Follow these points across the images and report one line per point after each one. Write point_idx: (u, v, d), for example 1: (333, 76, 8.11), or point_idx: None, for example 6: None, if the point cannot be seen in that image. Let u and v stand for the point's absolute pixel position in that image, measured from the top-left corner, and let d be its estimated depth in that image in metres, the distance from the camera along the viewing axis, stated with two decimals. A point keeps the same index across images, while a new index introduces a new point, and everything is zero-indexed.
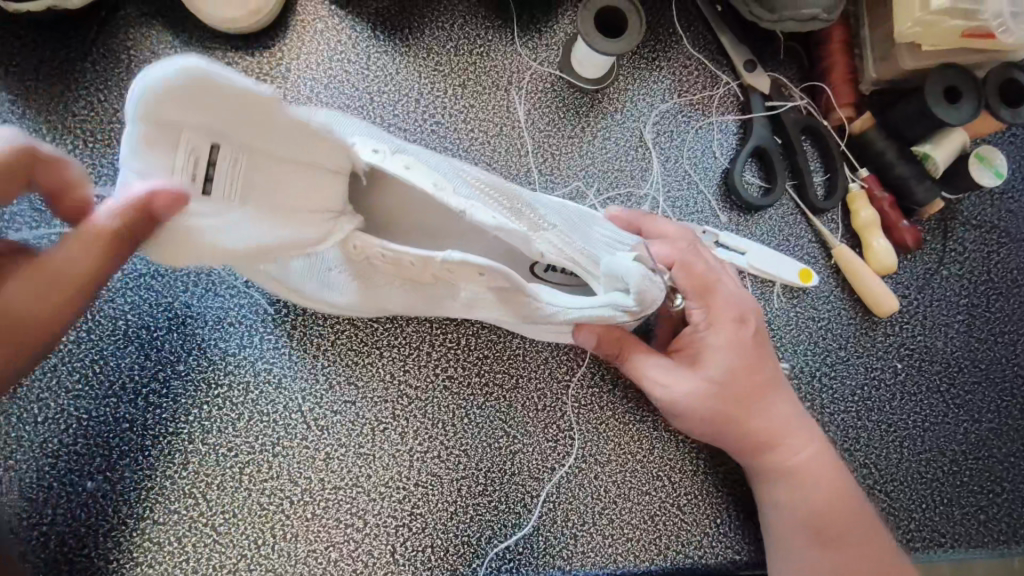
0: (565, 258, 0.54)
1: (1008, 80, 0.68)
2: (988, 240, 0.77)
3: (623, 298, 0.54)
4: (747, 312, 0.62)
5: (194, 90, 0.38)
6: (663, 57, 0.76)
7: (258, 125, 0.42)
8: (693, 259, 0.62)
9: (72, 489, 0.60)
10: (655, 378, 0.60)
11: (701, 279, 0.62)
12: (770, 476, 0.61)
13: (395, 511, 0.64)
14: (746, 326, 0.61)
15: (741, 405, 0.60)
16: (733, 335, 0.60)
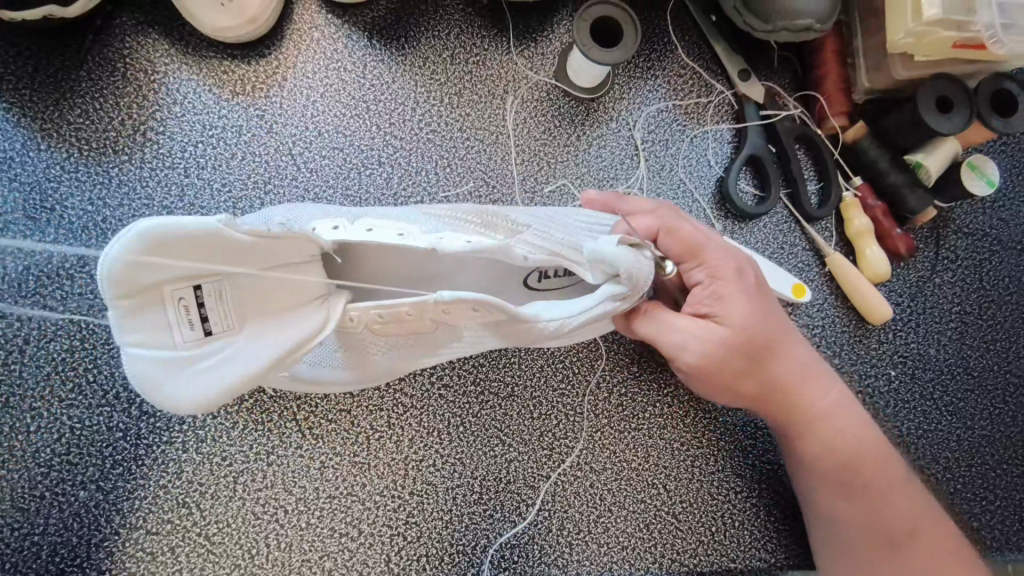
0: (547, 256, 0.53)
1: (1000, 90, 0.69)
2: (980, 249, 0.78)
3: (612, 287, 0.53)
4: (742, 263, 0.59)
5: (156, 247, 0.42)
6: (658, 66, 0.76)
7: (205, 255, 0.45)
8: (678, 224, 0.60)
9: (64, 499, 0.60)
10: (672, 340, 0.57)
11: (691, 241, 0.59)
12: (793, 427, 0.61)
13: (390, 520, 0.64)
14: (745, 277, 0.59)
15: (760, 363, 0.58)
16: (741, 291, 0.58)
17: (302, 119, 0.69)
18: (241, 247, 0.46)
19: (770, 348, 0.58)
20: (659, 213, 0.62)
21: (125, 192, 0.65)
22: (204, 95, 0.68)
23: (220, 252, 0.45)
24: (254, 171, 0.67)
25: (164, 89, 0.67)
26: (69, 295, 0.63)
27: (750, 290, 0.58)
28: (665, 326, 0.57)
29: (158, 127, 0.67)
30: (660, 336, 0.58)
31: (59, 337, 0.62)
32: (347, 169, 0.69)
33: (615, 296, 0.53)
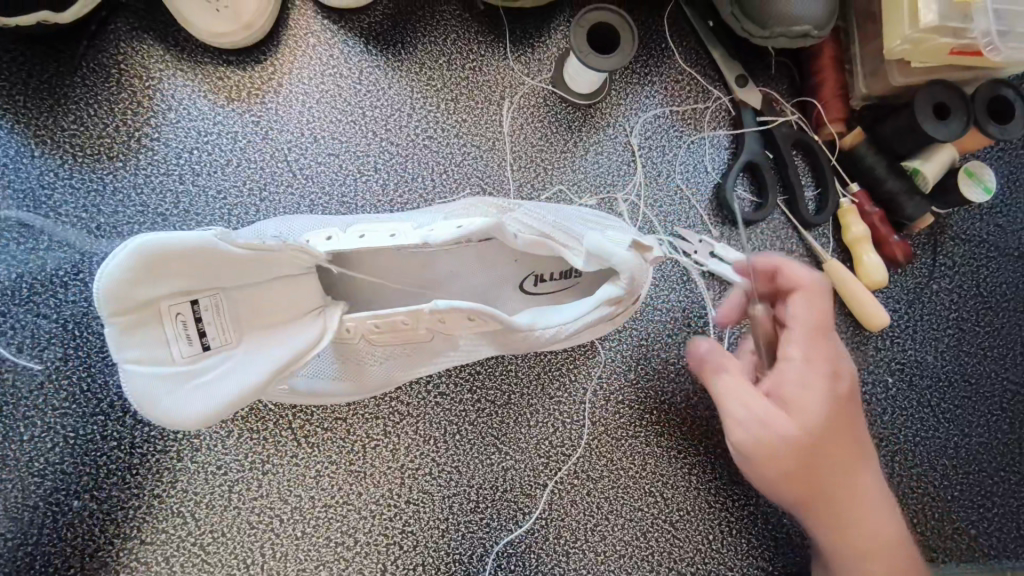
0: (534, 237, 0.52)
1: (997, 97, 0.69)
2: (977, 255, 0.78)
3: (608, 288, 0.53)
4: (844, 369, 0.56)
5: (148, 266, 0.43)
6: (655, 72, 0.76)
7: (199, 268, 0.45)
8: (804, 300, 0.57)
9: (58, 509, 0.60)
10: (733, 416, 0.56)
11: (817, 322, 0.56)
12: (837, 550, 0.57)
13: (386, 529, 0.64)
14: (841, 381, 0.56)
15: (821, 466, 0.55)
16: (829, 392, 0.54)
17: (298, 126, 0.69)
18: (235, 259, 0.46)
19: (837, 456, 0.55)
20: (812, 294, 0.57)
21: (119, 199, 0.65)
22: (199, 101, 0.67)
23: (213, 265, 0.46)
24: (250, 177, 0.67)
25: (159, 95, 0.67)
26: (63, 302, 0.63)
27: (839, 397, 0.55)
28: (733, 399, 0.56)
29: (153, 134, 0.66)
30: (726, 401, 0.57)
31: (52, 346, 0.62)
32: (344, 175, 0.69)
33: (610, 299, 0.53)
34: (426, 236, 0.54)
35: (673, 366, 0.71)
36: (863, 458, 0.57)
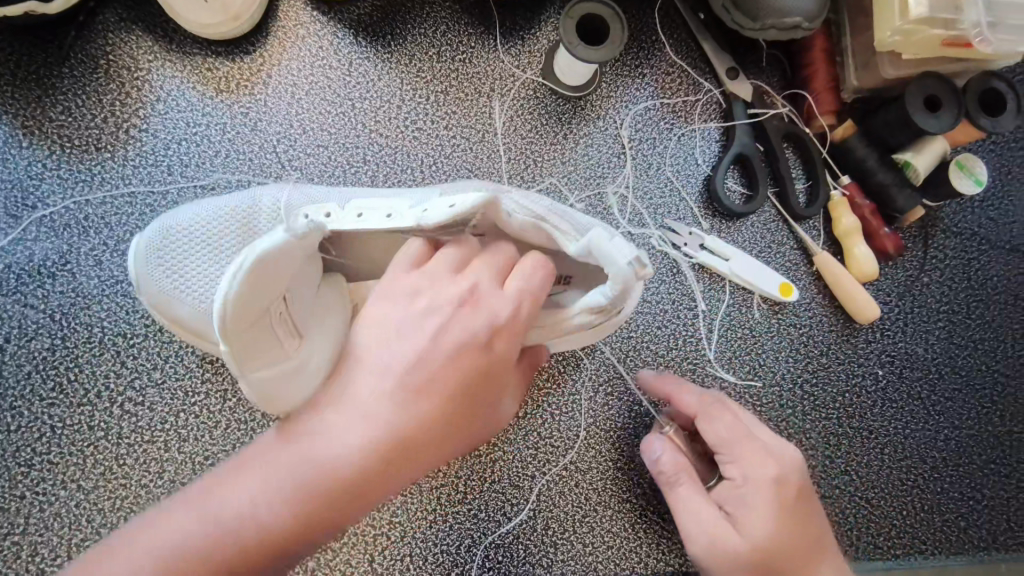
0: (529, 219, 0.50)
1: (988, 89, 0.69)
2: (968, 247, 0.78)
3: (594, 295, 0.49)
4: (786, 472, 0.58)
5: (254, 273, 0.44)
6: (646, 64, 0.76)
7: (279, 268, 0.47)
8: (715, 413, 0.61)
9: (45, 498, 0.60)
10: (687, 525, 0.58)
11: (731, 436, 0.59)
12: None
13: (374, 520, 0.64)
14: (785, 487, 0.57)
15: (788, 572, 0.55)
16: (772, 500, 0.56)
17: (286, 117, 0.69)
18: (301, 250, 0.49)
19: (802, 558, 0.56)
20: (719, 408, 0.61)
21: (106, 189, 0.65)
22: (188, 92, 0.67)
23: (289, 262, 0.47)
24: (238, 169, 0.67)
25: (147, 87, 0.67)
26: (50, 294, 0.63)
27: (787, 503, 0.56)
28: (683, 510, 0.59)
29: (141, 125, 0.66)
30: (682, 513, 0.59)
31: (39, 337, 0.62)
32: (333, 167, 0.68)
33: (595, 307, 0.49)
34: (419, 217, 0.52)
35: (662, 358, 0.71)
36: (821, 558, 0.57)
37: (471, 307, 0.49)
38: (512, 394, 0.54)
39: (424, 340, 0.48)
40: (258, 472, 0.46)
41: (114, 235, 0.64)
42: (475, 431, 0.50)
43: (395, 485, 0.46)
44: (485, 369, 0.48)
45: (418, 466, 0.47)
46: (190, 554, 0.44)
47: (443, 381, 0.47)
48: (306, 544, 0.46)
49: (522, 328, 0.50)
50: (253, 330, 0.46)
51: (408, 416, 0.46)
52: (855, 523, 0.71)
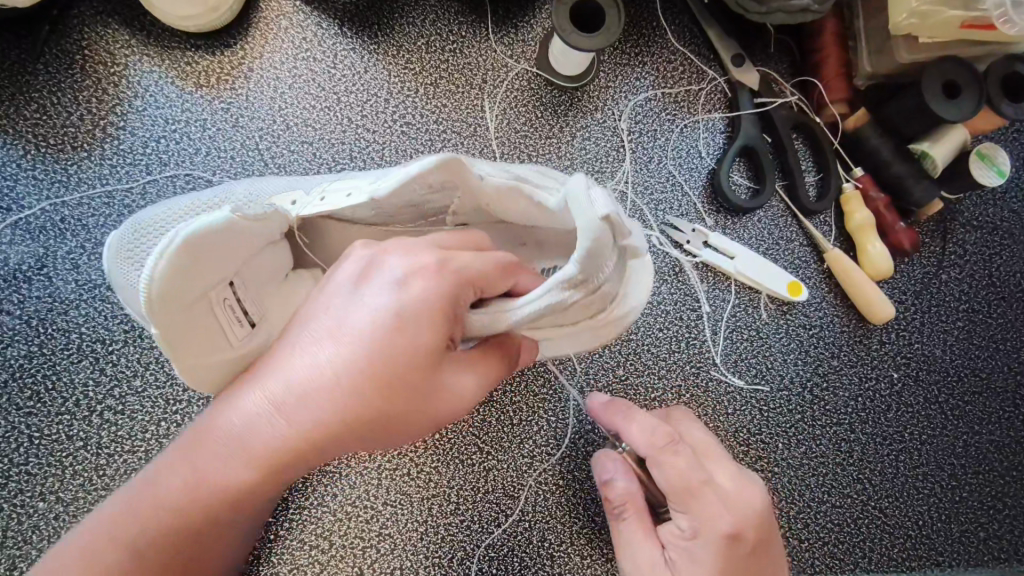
0: (505, 182, 0.49)
1: (1012, 74, 0.64)
2: (989, 243, 0.74)
3: (566, 266, 0.43)
4: (742, 522, 0.54)
5: (187, 256, 0.43)
6: (646, 53, 0.72)
7: (210, 253, 0.45)
8: (671, 460, 0.55)
9: (24, 511, 0.58)
10: (634, 561, 0.57)
11: (687, 485, 0.54)
12: None
13: (362, 532, 0.61)
14: (740, 538, 0.54)
15: None
16: (722, 554, 0.53)
17: (270, 112, 0.66)
18: (243, 235, 0.47)
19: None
20: (676, 446, 0.56)
21: (83, 190, 0.62)
22: (166, 88, 0.65)
23: (226, 244, 0.46)
24: (221, 167, 0.64)
25: (125, 82, 0.64)
26: (27, 298, 0.61)
27: (738, 555, 0.54)
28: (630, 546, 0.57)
29: (119, 122, 0.64)
30: (628, 547, 0.58)
31: (15, 343, 0.60)
32: (317, 165, 0.66)
33: (562, 282, 0.43)
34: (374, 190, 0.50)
35: (663, 362, 0.67)
36: None
37: (395, 266, 0.45)
38: (466, 365, 0.47)
39: (343, 305, 0.45)
40: (185, 443, 0.48)
41: (92, 238, 0.62)
42: (400, 411, 0.44)
43: (304, 459, 0.44)
44: (403, 332, 0.43)
45: (326, 442, 0.44)
46: (127, 517, 0.47)
47: (351, 348, 0.43)
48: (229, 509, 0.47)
49: (453, 287, 0.45)
50: (186, 313, 0.46)
51: (317, 387, 0.43)
52: (868, 534, 0.68)
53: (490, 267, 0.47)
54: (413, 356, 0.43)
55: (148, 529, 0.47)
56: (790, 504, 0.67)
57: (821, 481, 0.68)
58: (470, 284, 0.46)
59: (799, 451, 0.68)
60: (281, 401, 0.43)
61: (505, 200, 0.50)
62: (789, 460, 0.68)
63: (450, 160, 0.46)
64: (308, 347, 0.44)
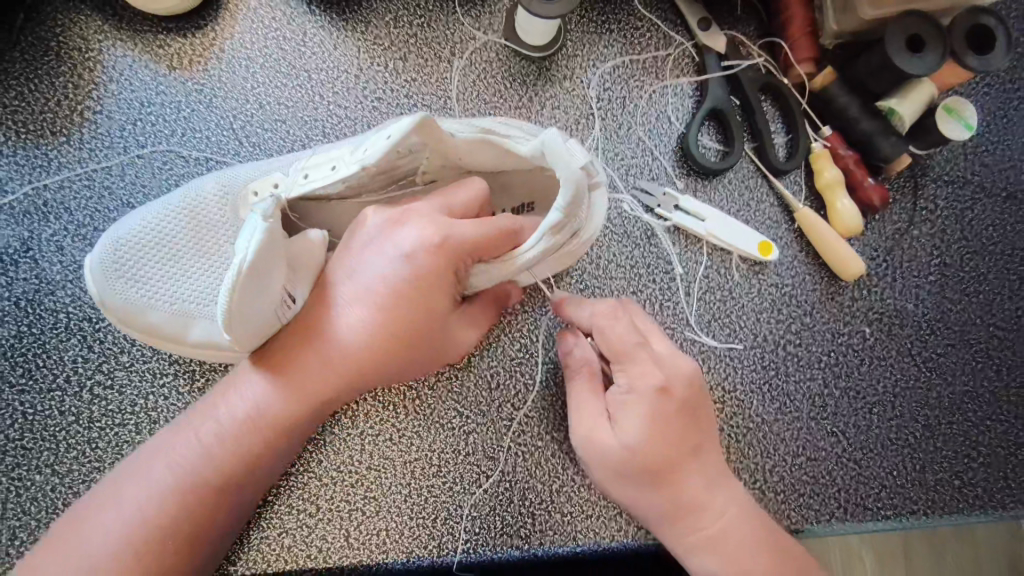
0: (475, 135, 0.52)
1: (975, 25, 0.64)
2: (959, 197, 0.74)
3: (549, 214, 0.48)
4: (671, 380, 0.56)
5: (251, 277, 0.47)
6: (613, 20, 0.73)
7: (262, 265, 0.48)
8: (609, 327, 0.58)
9: (21, 483, 0.60)
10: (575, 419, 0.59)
11: (618, 346, 0.57)
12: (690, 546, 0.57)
13: (347, 495, 0.64)
14: (669, 396, 0.56)
15: (665, 470, 0.56)
16: (653, 409, 0.55)
17: (242, 91, 0.67)
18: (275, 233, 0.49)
19: (677, 459, 0.56)
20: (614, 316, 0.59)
21: (65, 174, 0.64)
22: (141, 71, 0.66)
23: (268, 248, 0.48)
24: (196, 147, 0.66)
25: (100, 67, 0.66)
26: (15, 280, 0.63)
27: (667, 412, 0.56)
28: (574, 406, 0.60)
29: (96, 107, 0.65)
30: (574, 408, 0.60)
31: (5, 324, 0.62)
32: (291, 142, 0.67)
33: (551, 225, 0.48)
34: (362, 161, 0.52)
35: None
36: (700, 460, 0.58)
37: (406, 241, 0.52)
38: (473, 323, 0.58)
39: (367, 276, 0.53)
40: (229, 392, 0.55)
41: (74, 220, 0.64)
42: (425, 358, 0.56)
43: (353, 396, 0.56)
44: (428, 299, 0.52)
45: (372, 384, 0.55)
46: (177, 463, 0.53)
47: (387, 315, 0.52)
48: (282, 446, 0.55)
49: (461, 257, 0.51)
50: (253, 322, 0.50)
51: (358, 344, 0.53)
52: (843, 485, 0.70)
53: (494, 235, 0.51)
54: (431, 319, 0.53)
55: (197, 468, 0.53)
56: (765, 459, 0.69)
57: (796, 435, 0.70)
58: (472, 254, 0.51)
59: (773, 407, 0.70)
60: (326, 356, 0.53)
61: (475, 151, 0.53)
62: (763, 416, 0.70)
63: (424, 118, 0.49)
64: (347, 311, 0.53)
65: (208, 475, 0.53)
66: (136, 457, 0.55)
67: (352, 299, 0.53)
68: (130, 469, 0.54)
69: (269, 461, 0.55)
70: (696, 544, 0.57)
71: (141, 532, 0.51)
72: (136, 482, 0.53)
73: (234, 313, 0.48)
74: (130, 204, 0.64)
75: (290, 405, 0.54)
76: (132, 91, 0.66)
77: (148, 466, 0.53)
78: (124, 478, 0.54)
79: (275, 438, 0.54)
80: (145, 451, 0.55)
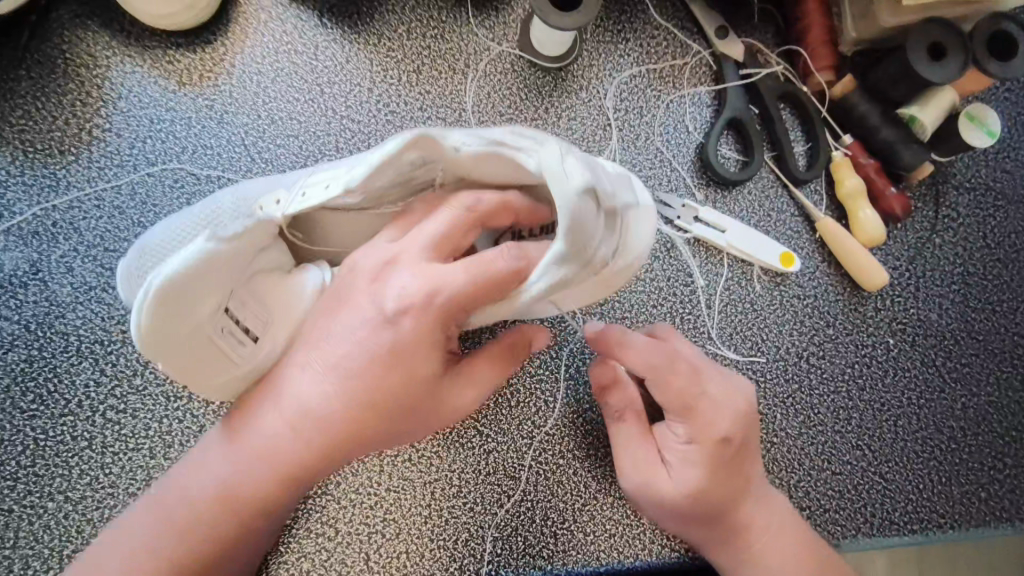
0: (484, 146, 0.46)
1: (997, 32, 0.63)
2: (981, 204, 0.73)
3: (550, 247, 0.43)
4: (732, 429, 0.57)
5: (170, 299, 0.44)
6: (629, 29, 0.72)
7: (195, 287, 0.45)
8: (671, 377, 0.57)
9: (34, 511, 0.59)
10: (625, 460, 0.60)
11: (684, 398, 0.57)
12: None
13: (367, 518, 0.62)
14: (728, 444, 0.57)
15: (720, 512, 0.58)
16: (712, 458, 0.57)
17: (254, 107, 0.66)
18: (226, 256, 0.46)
19: (730, 502, 0.58)
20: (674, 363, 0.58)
21: (74, 193, 0.63)
22: (150, 87, 0.65)
23: (209, 271, 0.45)
24: (208, 165, 0.64)
25: (109, 84, 0.65)
26: (24, 303, 0.61)
27: (724, 458, 0.57)
28: (623, 447, 0.61)
29: (105, 124, 0.64)
30: (622, 448, 0.61)
31: (15, 348, 0.61)
32: (304, 157, 0.66)
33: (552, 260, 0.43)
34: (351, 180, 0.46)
35: None
36: (754, 501, 0.59)
37: (387, 296, 0.48)
38: (466, 383, 0.53)
39: (345, 334, 0.49)
40: (208, 453, 0.52)
41: (84, 240, 0.62)
42: (407, 425, 0.52)
43: (329, 468, 0.51)
44: (411, 360, 0.48)
45: (350, 451, 0.51)
46: (163, 530, 0.50)
47: (366, 377, 0.48)
48: (264, 516, 0.52)
49: (445, 313, 0.47)
50: (186, 346, 0.47)
51: (333, 409, 0.49)
52: (869, 499, 0.68)
53: (485, 279, 0.45)
54: (414, 381, 0.49)
55: (182, 535, 0.50)
56: (790, 474, 0.68)
57: (821, 449, 0.69)
58: (460, 306, 0.47)
59: (797, 420, 0.69)
60: (300, 422, 0.49)
61: (487, 165, 0.47)
62: (787, 430, 0.68)
63: (420, 135, 0.43)
64: (320, 372, 0.49)
65: (193, 543, 0.50)
66: (123, 522, 0.51)
67: (331, 357, 0.49)
68: (115, 536, 0.51)
69: (250, 532, 0.52)
70: (745, 567, 0.58)
71: None
72: (123, 551, 0.50)
73: (152, 336, 0.45)
74: (141, 223, 0.63)
75: (264, 474, 0.50)
76: (142, 108, 0.65)
77: (134, 533, 0.50)
78: (112, 545, 0.50)
79: (253, 509, 0.51)
80: (131, 515, 0.51)
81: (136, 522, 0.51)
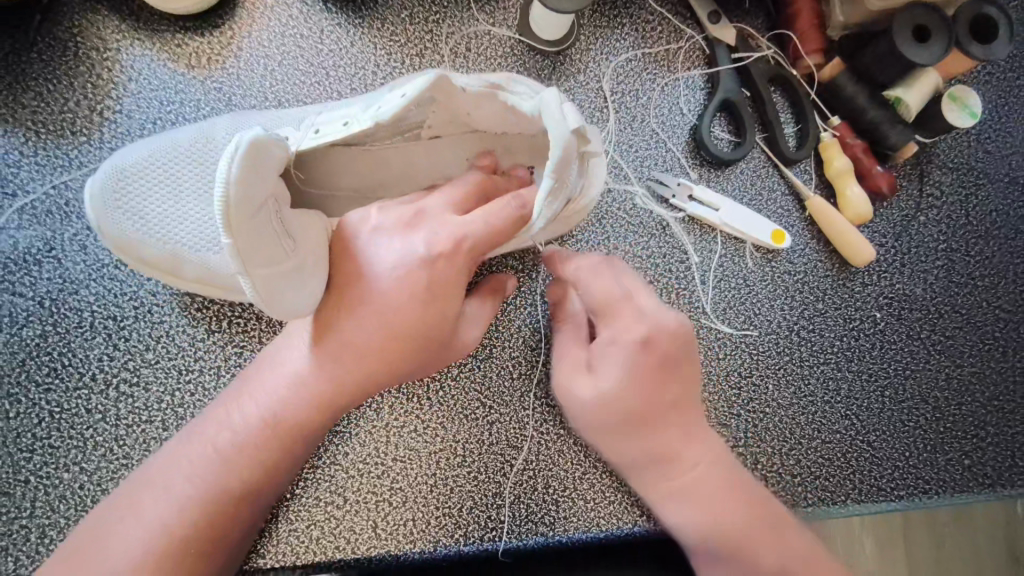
0: (485, 88, 0.52)
1: (979, 16, 0.66)
2: (964, 183, 0.76)
3: (544, 181, 0.47)
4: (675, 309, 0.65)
5: (254, 166, 0.45)
6: (625, 14, 0.74)
7: (265, 166, 0.46)
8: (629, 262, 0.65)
9: (49, 482, 0.60)
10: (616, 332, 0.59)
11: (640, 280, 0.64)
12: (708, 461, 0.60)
13: (374, 487, 0.64)
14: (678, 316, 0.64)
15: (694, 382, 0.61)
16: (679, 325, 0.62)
17: (261, 89, 0.68)
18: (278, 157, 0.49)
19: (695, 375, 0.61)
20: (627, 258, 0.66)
21: (85, 173, 0.64)
22: (159, 70, 0.67)
23: (271, 158, 0.47)
24: None
25: (118, 67, 0.66)
26: (38, 280, 0.63)
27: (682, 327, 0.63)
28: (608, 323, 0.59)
29: (115, 106, 0.66)
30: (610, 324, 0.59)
31: (29, 324, 0.62)
32: None
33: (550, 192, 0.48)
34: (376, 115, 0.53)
35: None
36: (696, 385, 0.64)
37: (417, 240, 0.53)
38: (476, 322, 0.61)
39: (379, 274, 0.54)
40: (243, 395, 0.56)
41: None
42: (432, 359, 0.57)
43: (359, 398, 0.56)
44: (437, 295, 0.53)
45: (381, 381, 0.55)
46: (196, 467, 0.53)
47: (399, 313, 0.53)
48: (295, 447, 0.56)
49: (469, 257, 0.53)
50: (259, 228, 0.45)
51: (371, 340, 0.54)
52: (857, 466, 0.71)
53: (495, 223, 0.52)
54: (441, 315, 0.54)
55: (218, 468, 0.53)
56: (781, 442, 0.70)
57: (811, 419, 0.71)
58: (483, 248, 0.54)
59: (788, 391, 0.71)
60: (342, 351, 0.54)
61: (482, 108, 0.54)
62: (779, 401, 0.71)
63: (439, 78, 0.49)
64: (358, 310, 0.54)
65: (225, 477, 0.53)
66: (151, 466, 0.55)
67: (364, 295, 0.54)
68: (147, 479, 0.54)
69: (285, 463, 0.56)
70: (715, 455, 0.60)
71: (166, 538, 0.51)
72: (155, 491, 0.53)
73: (240, 199, 0.43)
74: None
75: (302, 404, 0.55)
76: (151, 90, 0.66)
77: (165, 474, 0.54)
78: (142, 488, 0.53)
79: (288, 438, 0.55)
80: (161, 460, 0.55)
81: (169, 463, 0.54)
